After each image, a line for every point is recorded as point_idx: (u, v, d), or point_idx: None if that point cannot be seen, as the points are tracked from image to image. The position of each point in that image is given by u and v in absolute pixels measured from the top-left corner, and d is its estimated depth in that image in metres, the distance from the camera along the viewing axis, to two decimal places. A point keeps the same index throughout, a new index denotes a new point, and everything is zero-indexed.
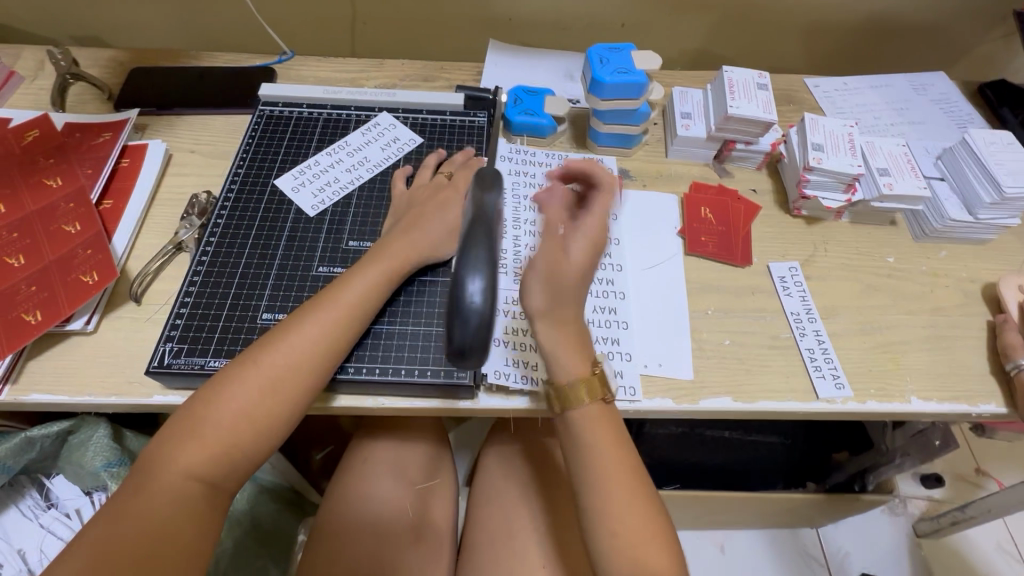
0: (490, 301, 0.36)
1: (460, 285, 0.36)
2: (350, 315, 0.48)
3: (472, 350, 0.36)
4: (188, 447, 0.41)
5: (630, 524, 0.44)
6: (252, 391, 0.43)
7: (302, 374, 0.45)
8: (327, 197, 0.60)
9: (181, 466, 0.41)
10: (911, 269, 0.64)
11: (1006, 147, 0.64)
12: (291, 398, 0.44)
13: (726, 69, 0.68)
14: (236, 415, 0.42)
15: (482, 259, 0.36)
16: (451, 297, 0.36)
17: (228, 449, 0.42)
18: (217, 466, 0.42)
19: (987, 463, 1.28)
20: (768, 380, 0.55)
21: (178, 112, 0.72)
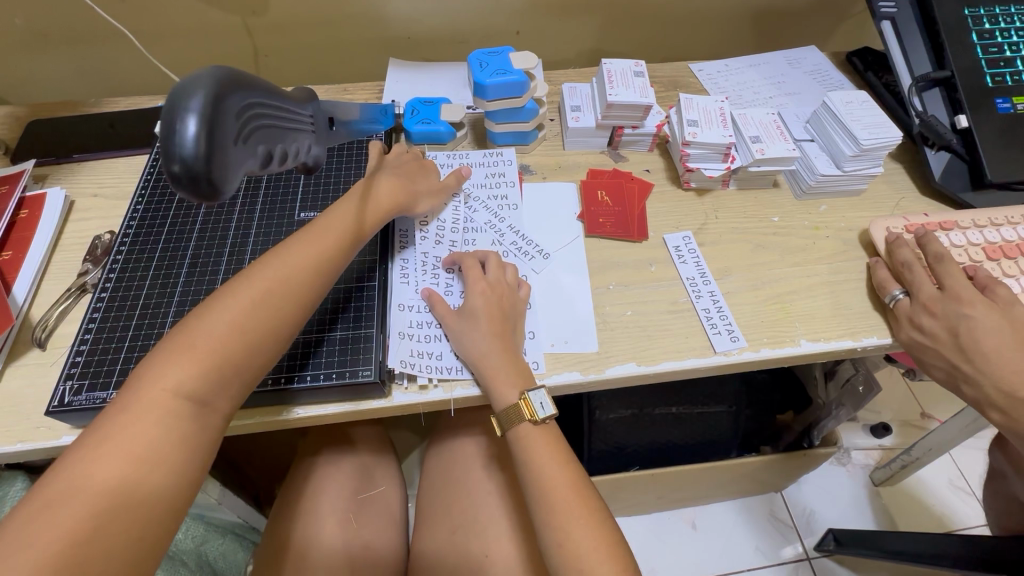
0: (208, 148, 0.29)
1: (173, 125, 0.29)
2: (341, 241, 0.53)
3: (203, 177, 0.30)
4: (179, 363, 0.43)
5: (583, 542, 0.48)
6: (245, 304, 0.46)
7: (299, 290, 0.49)
8: (230, 223, 0.61)
9: (173, 382, 0.42)
10: (795, 226, 0.69)
11: (861, 104, 0.70)
12: (289, 314, 0.48)
13: (605, 62, 0.72)
14: (228, 327, 0.45)
15: (192, 97, 0.29)
16: (161, 135, 0.29)
17: (216, 363, 0.44)
18: (208, 382, 0.43)
19: (929, 407, 1.34)
20: (669, 343, 0.59)
21: (79, 159, 0.72)
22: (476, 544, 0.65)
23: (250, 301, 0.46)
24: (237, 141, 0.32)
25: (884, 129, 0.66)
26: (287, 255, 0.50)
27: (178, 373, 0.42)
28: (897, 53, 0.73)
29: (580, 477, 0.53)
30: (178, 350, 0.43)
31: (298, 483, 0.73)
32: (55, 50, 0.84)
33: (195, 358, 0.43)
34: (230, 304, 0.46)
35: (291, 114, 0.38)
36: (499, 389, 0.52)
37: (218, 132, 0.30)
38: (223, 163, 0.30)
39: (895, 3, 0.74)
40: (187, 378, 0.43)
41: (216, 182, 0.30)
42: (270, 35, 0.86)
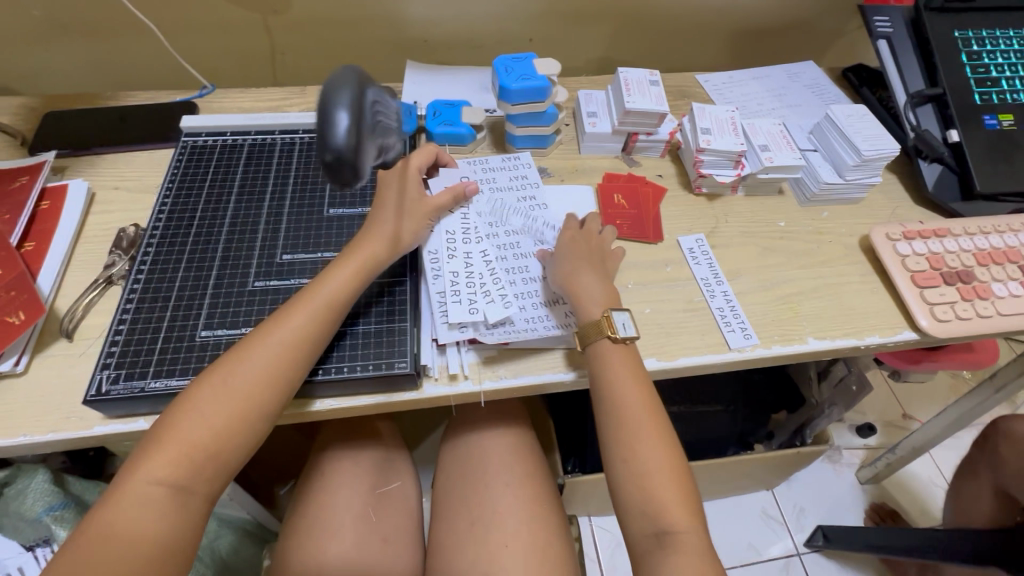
0: (355, 140, 0.39)
1: (330, 118, 0.39)
2: (322, 310, 0.52)
3: (346, 163, 0.39)
4: (152, 454, 0.45)
5: (653, 466, 0.51)
6: (214, 390, 0.47)
7: (271, 373, 0.48)
8: (259, 218, 0.62)
9: (146, 475, 0.44)
10: (800, 230, 0.72)
11: (861, 118, 0.74)
12: (256, 399, 0.47)
13: (621, 70, 0.75)
14: (198, 415, 0.46)
15: (344, 98, 0.39)
16: (320, 128, 0.39)
17: (187, 451, 0.45)
18: (181, 471, 0.45)
19: (910, 407, 1.41)
20: (686, 339, 0.61)
21: (99, 152, 0.72)
22: (495, 536, 0.66)
23: (217, 387, 0.47)
24: (369, 138, 0.41)
25: (883, 141, 0.71)
26: (259, 337, 0.50)
27: (153, 464, 0.44)
28: (893, 71, 0.78)
29: (653, 397, 0.54)
30: (153, 442, 0.45)
31: (316, 478, 0.74)
32: (70, 41, 0.83)
33: (166, 449, 0.45)
34: (202, 393, 0.47)
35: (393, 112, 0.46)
36: (585, 307, 0.57)
37: (360, 128, 0.39)
38: (361, 155, 0.40)
39: (891, 24, 0.79)
40: (162, 470, 0.44)
41: (356, 167, 0.40)
42: (288, 34, 0.87)
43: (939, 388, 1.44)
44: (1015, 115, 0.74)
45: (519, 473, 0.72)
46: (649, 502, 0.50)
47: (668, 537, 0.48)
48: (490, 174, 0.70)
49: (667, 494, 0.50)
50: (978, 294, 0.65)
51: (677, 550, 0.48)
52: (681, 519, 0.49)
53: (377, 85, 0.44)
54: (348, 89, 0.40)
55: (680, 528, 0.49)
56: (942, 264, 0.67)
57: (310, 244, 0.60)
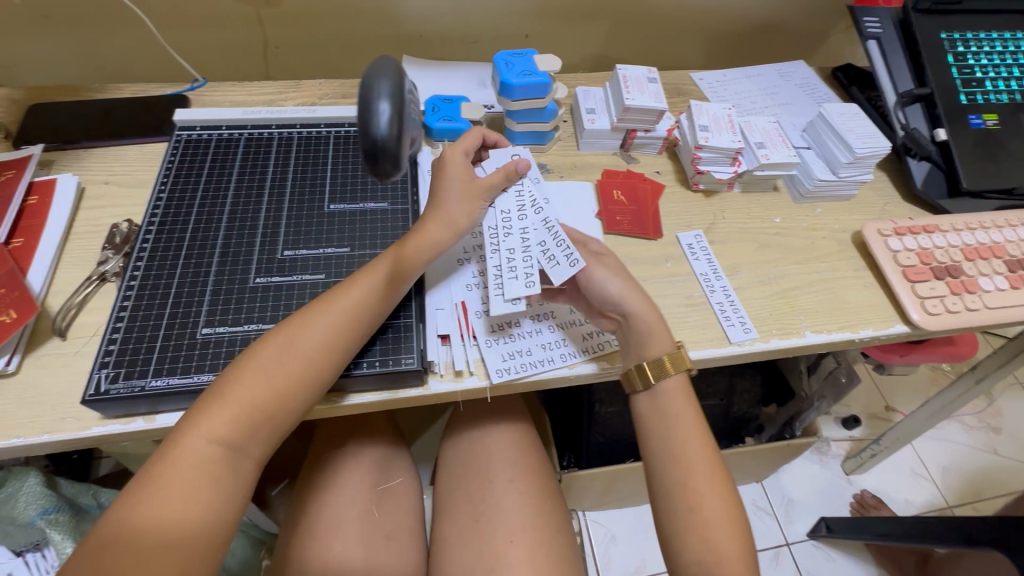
0: (395, 132, 0.41)
1: (371, 110, 0.41)
2: (382, 283, 0.53)
3: (385, 155, 0.41)
4: (212, 411, 0.45)
5: (712, 507, 0.50)
6: (275, 355, 0.48)
7: (333, 340, 0.49)
8: (259, 213, 0.61)
9: (205, 431, 0.44)
10: (794, 226, 0.74)
11: (853, 116, 0.76)
12: (316, 364, 0.48)
13: (620, 67, 0.76)
14: (258, 376, 0.47)
15: (385, 91, 0.41)
16: (361, 119, 0.41)
17: (245, 411, 0.46)
18: (239, 428, 0.45)
19: (893, 400, 1.44)
20: (687, 334, 0.62)
21: (87, 146, 0.70)
22: (500, 531, 0.67)
23: (278, 351, 0.48)
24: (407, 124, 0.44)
25: (876, 139, 0.72)
26: (320, 303, 0.50)
27: (213, 421, 0.45)
28: (882, 71, 0.80)
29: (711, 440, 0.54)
30: (212, 400, 0.46)
31: (316, 477, 0.73)
32: (53, 31, 0.81)
33: (227, 406, 0.45)
34: (264, 355, 0.48)
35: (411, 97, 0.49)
36: (658, 337, 0.56)
37: (402, 114, 0.42)
38: (403, 139, 0.43)
39: (880, 25, 0.81)
40: (222, 426, 0.45)
41: (394, 158, 0.42)
42: (282, 27, 0.86)
43: (920, 380, 1.48)
44: (999, 115, 0.76)
45: (521, 469, 0.72)
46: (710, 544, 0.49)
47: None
48: None
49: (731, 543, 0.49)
50: (966, 288, 0.67)
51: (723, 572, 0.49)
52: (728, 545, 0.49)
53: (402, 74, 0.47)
54: (387, 78, 0.43)
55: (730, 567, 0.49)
56: (931, 259, 0.69)
57: (312, 239, 0.60)
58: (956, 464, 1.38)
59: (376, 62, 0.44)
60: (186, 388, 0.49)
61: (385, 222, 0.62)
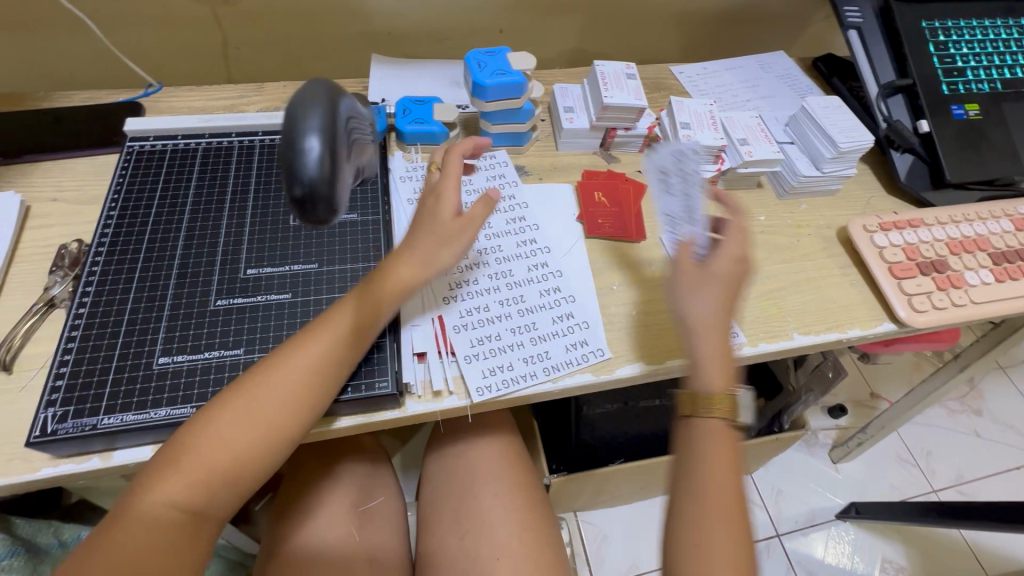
0: (327, 170, 0.36)
1: (297, 146, 0.35)
2: (351, 340, 0.49)
3: (319, 198, 0.36)
4: (165, 475, 0.42)
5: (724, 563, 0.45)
6: (234, 412, 0.44)
7: (297, 401, 0.46)
8: (218, 230, 0.58)
9: (159, 497, 0.42)
10: (780, 224, 0.72)
11: (836, 109, 0.74)
12: (280, 426, 0.45)
13: (597, 63, 0.73)
14: (217, 438, 0.44)
15: (314, 123, 0.36)
16: (287, 157, 0.36)
17: (204, 477, 0.43)
18: (198, 495, 0.43)
19: (878, 387, 1.45)
20: (674, 341, 0.60)
21: (32, 160, 0.66)
22: (486, 550, 0.64)
23: (237, 412, 0.44)
24: (345, 157, 0.38)
25: (859, 133, 0.71)
26: (286, 357, 0.47)
27: (172, 483, 0.42)
28: (864, 62, 0.78)
29: (739, 482, 0.48)
30: (166, 463, 0.42)
31: (293, 501, 0.70)
32: None
33: (186, 469, 0.43)
34: (226, 419, 0.44)
35: (363, 115, 0.43)
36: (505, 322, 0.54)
37: (334, 155, 0.36)
38: (337, 181, 0.37)
39: (861, 14, 0.79)
40: (183, 488, 0.42)
41: (330, 203, 0.37)
42: (242, 26, 0.81)
43: (903, 367, 1.49)
44: (980, 105, 0.75)
45: (507, 483, 0.70)
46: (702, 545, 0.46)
47: None
48: (471, 187, 0.68)
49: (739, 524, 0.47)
50: (952, 283, 0.66)
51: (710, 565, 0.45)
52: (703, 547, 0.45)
53: (346, 93, 0.40)
54: (319, 104, 0.37)
55: None
56: (917, 255, 0.68)
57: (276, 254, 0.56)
58: (940, 449, 1.39)
59: (307, 85, 0.38)
60: (141, 425, 0.46)
61: (355, 235, 0.59)
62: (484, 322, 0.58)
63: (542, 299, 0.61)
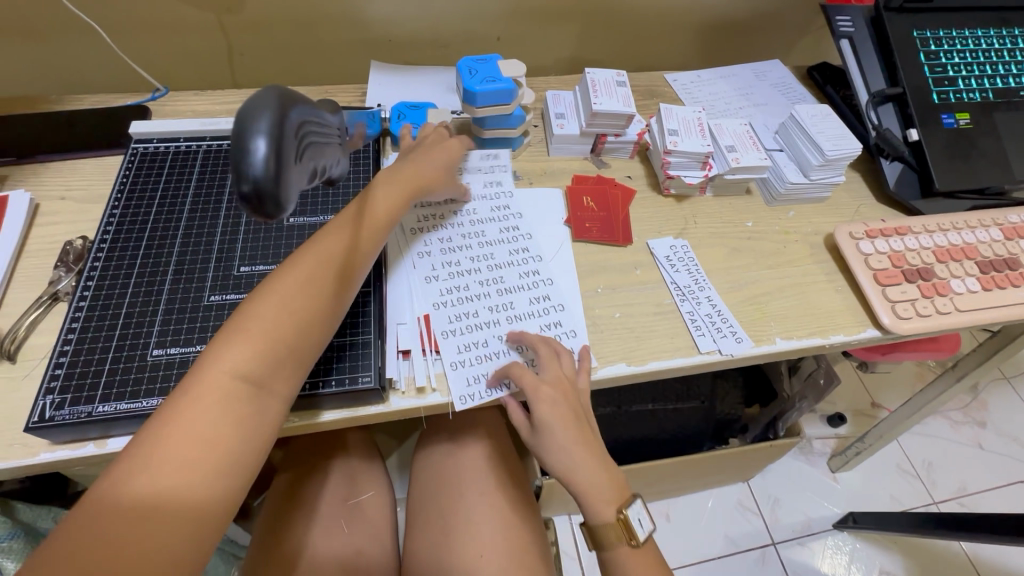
0: (274, 170, 0.34)
1: (243, 144, 0.33)
2: (334, 259, 0.50)
3: (268, 199, 0.34)
4: (185, 403, 0.40)
5: None
6: (241, 333, 0.44)
7: (299, 315, 0.46)
8: (214, 228, 0.60)
9: (185, 421, 0.39)
10: (767, 230, 0.73)
11: (824, 117, 0.75)
12: (292, 337, 0.46)
13: (588, 71, 0.75)
14: (230, 358, 0.43)
15: (263, 120, 0.34)
16: (232, 156, 0.33)
17: (225, 394, 0.41)
18: (225, 412, 0.41)
19: (878, 396, 1.44)
20: (655, 343, 0.61)
21: (42, 160, 0.69)
22: (470, 546, 0.66)
23: (238, 333, 0.44)
24: (294, 159, 0.36)
25: (846, 141, 0.72)
26: (278, 279, 0.47)
27: (193, 411, 0.40)
28: (855, 70, 0.79)
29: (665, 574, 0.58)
30: (182, 396, 0.40)
31: (284, 494, 0.72)
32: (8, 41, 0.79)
33: (197, 403, 0.40)
34: (230, 348, 0.43)
35: (325, 122, 0.42)
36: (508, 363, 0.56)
37: (284, 155, 0.34)
38: (283, 183, 0.34)
39: (852, 24, 0.80)
40: (207, 415, 0.40)
41: (279, 203, 0.34)
42: (246, 34, 0.84)
43: (905, 376, 1.48)
44: (971, 114, 0.76)
45: (493, 481, 0.71)
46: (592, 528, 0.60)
47: None
48: (466, 199, 0.69)
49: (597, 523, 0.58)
50: (937, 291, 0.67)
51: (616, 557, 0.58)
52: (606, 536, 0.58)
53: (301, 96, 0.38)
54: (266, 102, 0.35)
55: None
56: (903, 262, 0.68)
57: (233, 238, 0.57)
58: (940, 460, 1.38)
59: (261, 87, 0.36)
60: (133, 413, 0.48)
61: None
62: (473, 329, 0.59)
63: (532, 306, 0.62)
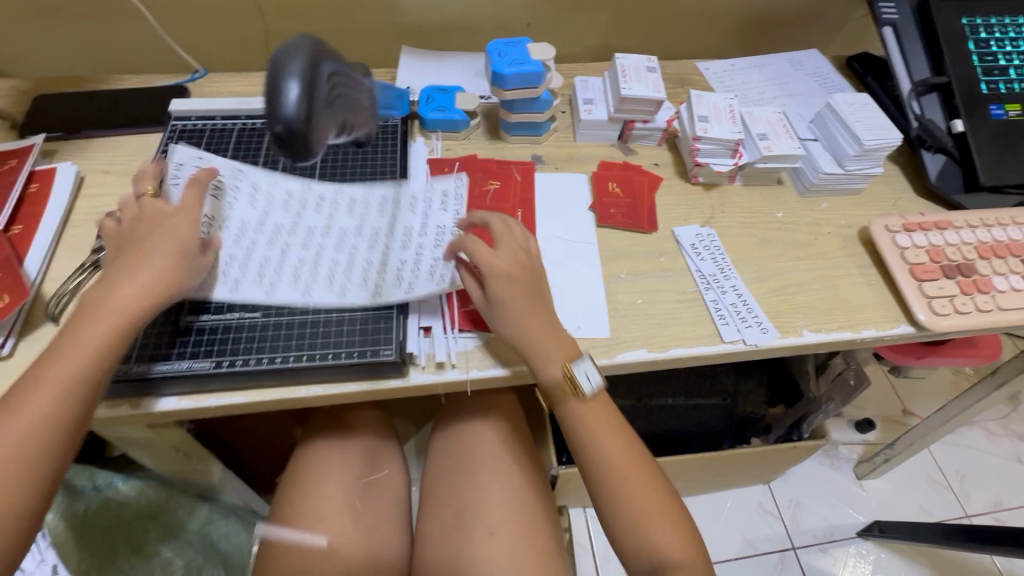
0: (305, 111, 0.40)
1: (280, 87, 0.40)
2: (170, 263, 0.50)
3: (299, 138, 0.40)
4: (44, 384, 0.44)
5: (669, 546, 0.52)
6: (93, 326, 0.46)
7: (114, 323, 0.47)
8: (245, 203, 0.62)
9: (36, 407, 0.43)
10: (797, 221, 0.71)
11: (863, 107, 0.72)
12: (126, 337, 0.47)
13: (618, 56, 0.74)
14: (95, 348, 0.46)
15: (296, 65, 0.40)
16: (271, 98, 0.40)
17: (80, 380, 0.45)
18: (72, 404, 0.45)
19: (911, 404, 1.39)
20: (677, 330, 0.60)
21: (88, 136, 0.72)
22: (485, 527, 0.66)
23: (97, 326, 0.46)
24: (325, 108, 0.42)
25: (885, 130, 0.69)
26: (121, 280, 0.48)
27: (45, 397, 0.44)
28: (897, 58, 0.76)
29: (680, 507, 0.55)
30: (37, 377, 0.45)
31: (304, 467, 0.74)
32: (62, 23, 0.83)
33: (56, 375, 0.45)
34: (91, 336, 0.46)
35: (359, 79, 0.48)
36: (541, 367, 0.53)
37: (313, 99, 0.41)
38: (312, 130, 0.41)
39: (896, 10, 0.77)
40: (73, 379, 0.45)
41: (308, 145, 0.41)
42: (282, 18, 0.86)
43: (941, 384, 1.42)
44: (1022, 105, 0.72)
45: (509, 464, 0.71)
46: (651, 545, 0.52)
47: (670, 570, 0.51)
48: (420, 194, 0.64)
49: (664, 533, 0.52)
50: (977, 288, 0.64)
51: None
52: (680, 554, 0.52)
53: (336, 52, 0.45)
54: (303, 56, 0.41)
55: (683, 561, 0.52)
56: (942, 257, 0.66)
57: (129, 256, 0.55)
58: (975, 473, 1.32)
59: (295, 39, 0.43)
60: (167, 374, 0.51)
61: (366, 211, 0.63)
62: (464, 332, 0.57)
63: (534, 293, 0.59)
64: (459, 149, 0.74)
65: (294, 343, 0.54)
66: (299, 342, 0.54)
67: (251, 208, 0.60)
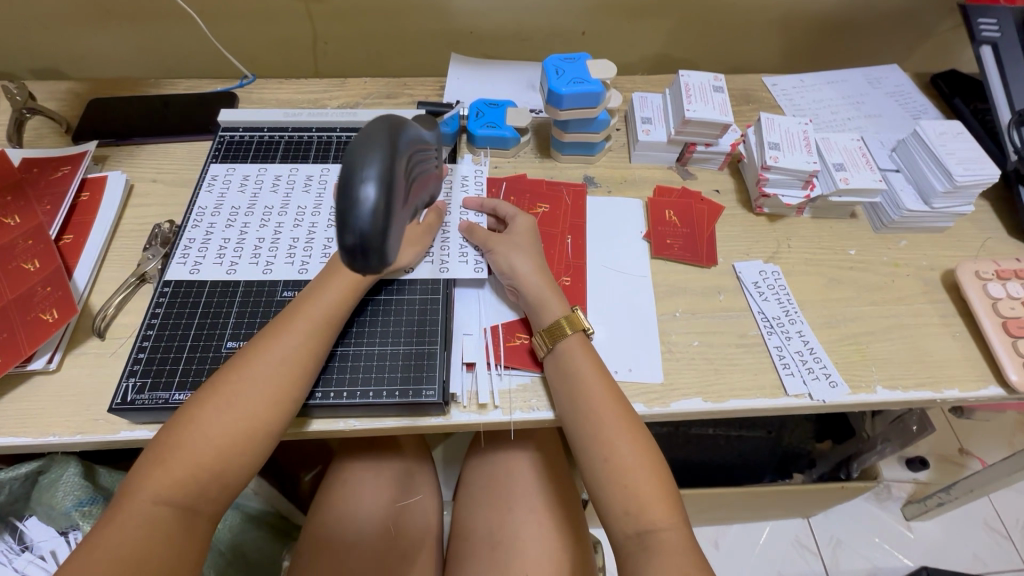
0: (382, 216, 0.33)
1: (353, 186, 0.33)
2: (323, 323, 0.50)
3: (373, 248, 0.33)
4: (161, 470, 0.42)
5: (646, 489, 0.46)
6: (216, 406, 0.44)
7: (254, 412, 0.45)
8: (288, 222, 0.61)
9: (150, 494, 0.41)
10: (872, 260, 0.65)
11: (955, 136, 0.65)
12: (262, 418, 0.45)
13: (682, 73, 0.69)
14: (217, 435, 0.43)
15: (377, 161, 0.33)
16: (340, 196, 0.33)
17: (193, 471, 0.42)
18: (186, 490, 0.42)
19: (969, 443, 1.30)
20: (736, 378, 0.56)
21: (139, 142, 0.72)
22: (517, 564, 0.64)
23: (215, 408, 0.44)
24: (399, 201, 0.35)
25: (982, 165, 0.62)
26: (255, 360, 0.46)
27: (164, 483, 0.41)
28: (996, 83, 0.69)
29: (666, 475, 0.48)
30: (153, 463, 0.42)
31: (336, 485, 0.73)
32: (116, 24, 0.83)
33: (179, 461, 0.42)
34: (214, 419, 0.44)
35: (427, 148, 0.42)
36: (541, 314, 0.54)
37: (389, 202, 0.33)
38: (390, 232, 0.34)
39: (998, 28, 0.70)
40: (202, 453, 0.43)
41: (382, 255, 0.34)
42: (331, 23, 0.84)
43: (1004, 425, 1.32)
44: None
45: (542, 500, 0.69)
46: (632, 500, 0.46)
47: (650, 538, 0.45)
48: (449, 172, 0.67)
49: (647, 488, 0.46)
50: None
51: (658, 553, 0.44)
52: (663, 517, 0.45)
53: (408, 127, 0.38)
54: (380, 150, 0.34)
55: (661, 525, 0.45)
56: None
57: (191, 269, 0.57)
58: None
59: (370, 123, 0.35)
60: None
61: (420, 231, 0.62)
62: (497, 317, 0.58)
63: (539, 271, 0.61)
64: (508, 168, 0.71)
65: (340, 377, 0.52)
66: (340, 376, 0.52)
67: (241, 194, 0.63)
